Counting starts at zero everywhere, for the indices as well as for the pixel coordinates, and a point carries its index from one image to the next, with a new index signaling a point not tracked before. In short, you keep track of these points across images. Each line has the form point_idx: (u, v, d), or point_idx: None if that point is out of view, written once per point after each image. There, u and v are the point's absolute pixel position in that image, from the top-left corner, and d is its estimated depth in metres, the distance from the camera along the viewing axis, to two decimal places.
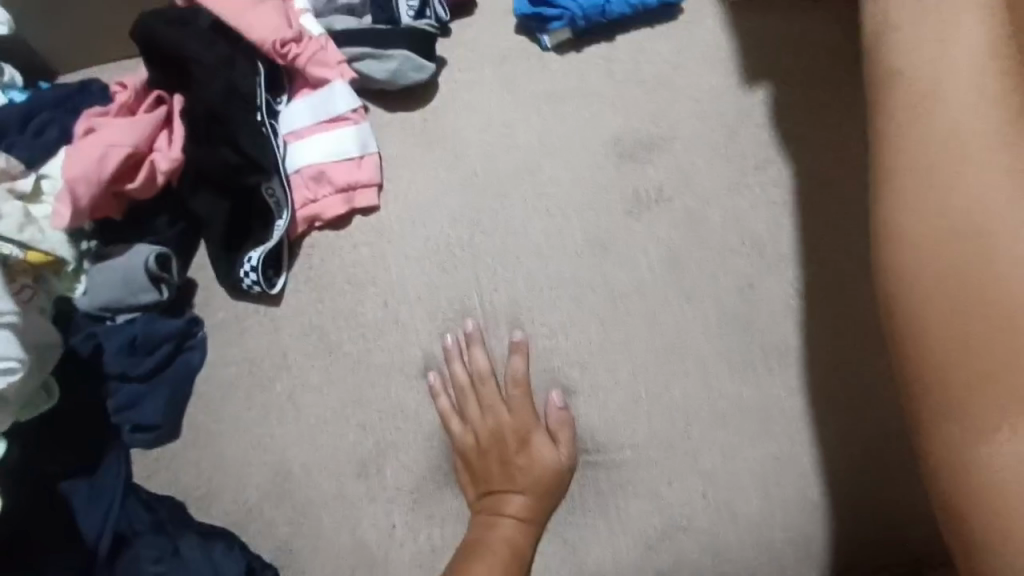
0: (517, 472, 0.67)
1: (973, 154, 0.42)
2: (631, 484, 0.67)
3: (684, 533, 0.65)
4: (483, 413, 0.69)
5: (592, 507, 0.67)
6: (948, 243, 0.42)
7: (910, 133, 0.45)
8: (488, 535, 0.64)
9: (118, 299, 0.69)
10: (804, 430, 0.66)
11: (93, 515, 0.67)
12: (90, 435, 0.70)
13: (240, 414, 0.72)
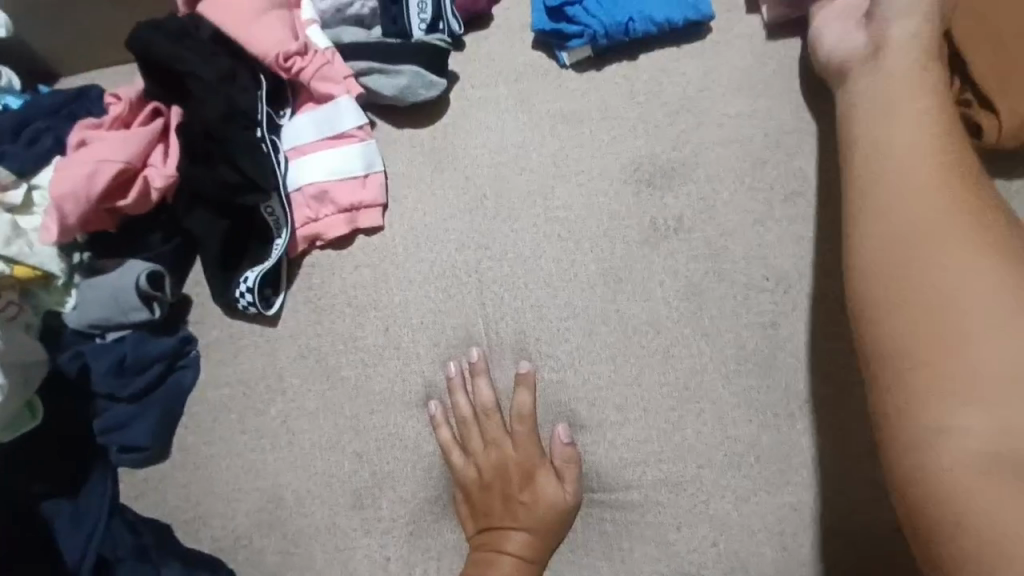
0: (519, 507, 0.64)
1: (940, 221, 0.47)
2: (639, 527, 0.63)
3: None
4: (486, 444, 0.66)
5: (595, 549, 0.64)
6: (930, 310, 0.45)
7: (882, 193, 0.51)
8: (486, 574, 0.61)
9: (108, 317, 0.66)
10: (824, 479, 0.62)
11: (76, 537, 0.65)
12: (76, 455, 0.67)
13: (232, 438, 0.69)
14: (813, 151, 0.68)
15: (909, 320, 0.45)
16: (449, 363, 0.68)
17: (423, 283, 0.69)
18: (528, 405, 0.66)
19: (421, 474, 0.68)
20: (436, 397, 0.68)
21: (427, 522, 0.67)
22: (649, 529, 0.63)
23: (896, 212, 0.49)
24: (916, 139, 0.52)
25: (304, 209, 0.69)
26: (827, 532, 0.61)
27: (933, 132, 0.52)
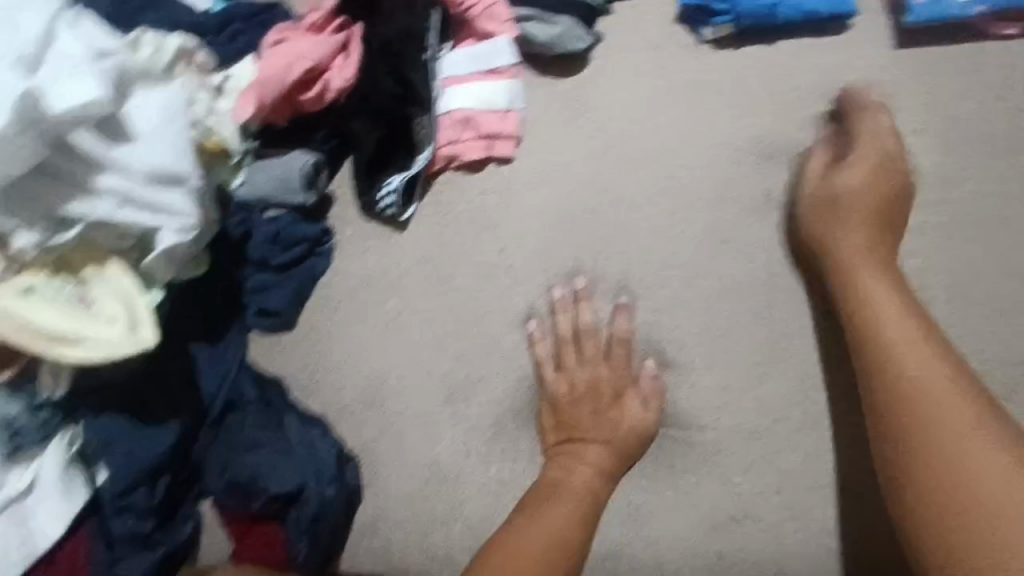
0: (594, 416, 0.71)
1: (913, 376, 0.60)
2: (708, 464, 0.69)
3: (751, 522, 0.68)
4: (581, 361, 0.72)
5: (661, 477, 0.70)
6: (911, 466, 0.57)
7: (893, 394, 0.60)
8: (564, 481, 0.68)
9: (271, 193, 0.75)
10: None
11: (212, 380, 0.74)
12: (221, 311, 0.76)
13: (351, 322, 0.78)
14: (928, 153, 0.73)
15: (920, 487, 0.56)
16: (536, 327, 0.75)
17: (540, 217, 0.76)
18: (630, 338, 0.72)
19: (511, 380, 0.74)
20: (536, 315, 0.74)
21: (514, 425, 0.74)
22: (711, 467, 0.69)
23: (908, 409, 0.59)
24: (891, 325, 0.62)
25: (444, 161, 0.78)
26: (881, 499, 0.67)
27: (892, 285, 0.65)
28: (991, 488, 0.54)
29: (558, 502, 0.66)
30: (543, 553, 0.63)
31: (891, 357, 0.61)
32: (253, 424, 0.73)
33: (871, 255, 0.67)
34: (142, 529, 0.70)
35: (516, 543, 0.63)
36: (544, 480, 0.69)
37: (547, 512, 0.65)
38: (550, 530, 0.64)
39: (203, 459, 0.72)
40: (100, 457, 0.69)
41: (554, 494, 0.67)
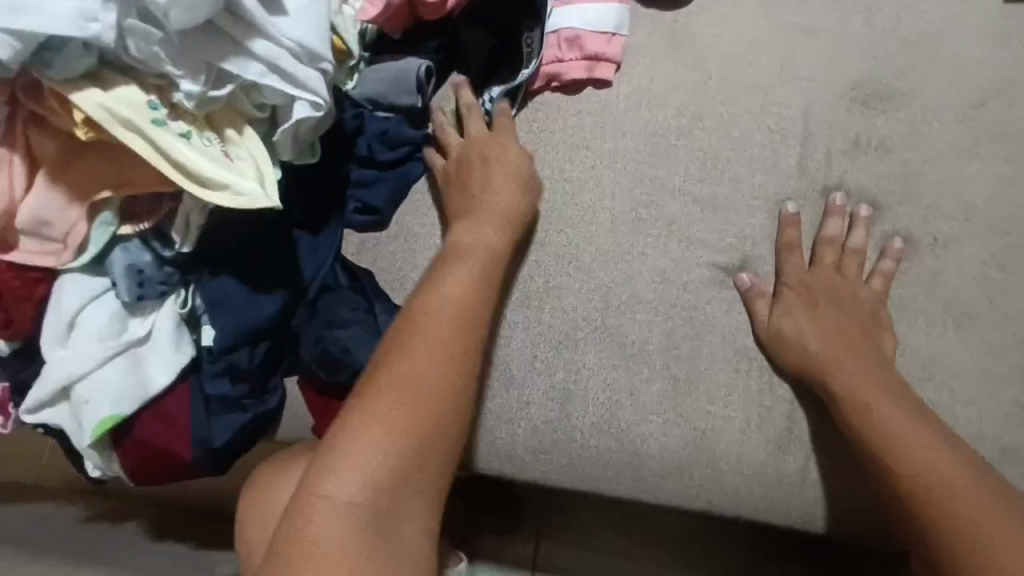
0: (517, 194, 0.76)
1: (900, 438, 0.64)
2: (780, 388, 0.73)
3: (820, 445, 0.72)
4: (485, 158, 0.77)
5: (734, 401, 0.74)
6: (948, 526, 0.60)
7: (913, 497, 0.62)
8: (467, 249, 0.71)
9: (383, 94, 0.80)
10: (959, 387, 0.69)
11: (312, 262, 0.79)
12: (325, 201, 0.81)
13: (439, 224, 0.82)
14: None
15: (960, 553, 0.59)
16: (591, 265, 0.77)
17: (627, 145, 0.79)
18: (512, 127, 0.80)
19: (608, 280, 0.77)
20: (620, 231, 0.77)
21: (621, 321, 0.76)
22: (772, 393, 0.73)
23: (920, 485, 0.62)
24: (888, 421, 0.65)
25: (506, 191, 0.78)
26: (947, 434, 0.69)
27: (875, 362, 0.69)
28: (1012, 538, 0.58)
29: (463, 272, 0.69)
30: (456, 318, 0.66)
31: (901, 461, 0.64)
32: (346, 304, 0.78)
33: (852, 333, 0.70)
34: (238, 391, 0.76)
35: (438, 323, 0.65)
36: (451, 251, 0.71)
37: (454, 274, 0.68)
38: (463, 297, 0.67)
39: (299, 332, 0.78)
40: (210, 316, 0.74)
41: (458, 262, 0.70)
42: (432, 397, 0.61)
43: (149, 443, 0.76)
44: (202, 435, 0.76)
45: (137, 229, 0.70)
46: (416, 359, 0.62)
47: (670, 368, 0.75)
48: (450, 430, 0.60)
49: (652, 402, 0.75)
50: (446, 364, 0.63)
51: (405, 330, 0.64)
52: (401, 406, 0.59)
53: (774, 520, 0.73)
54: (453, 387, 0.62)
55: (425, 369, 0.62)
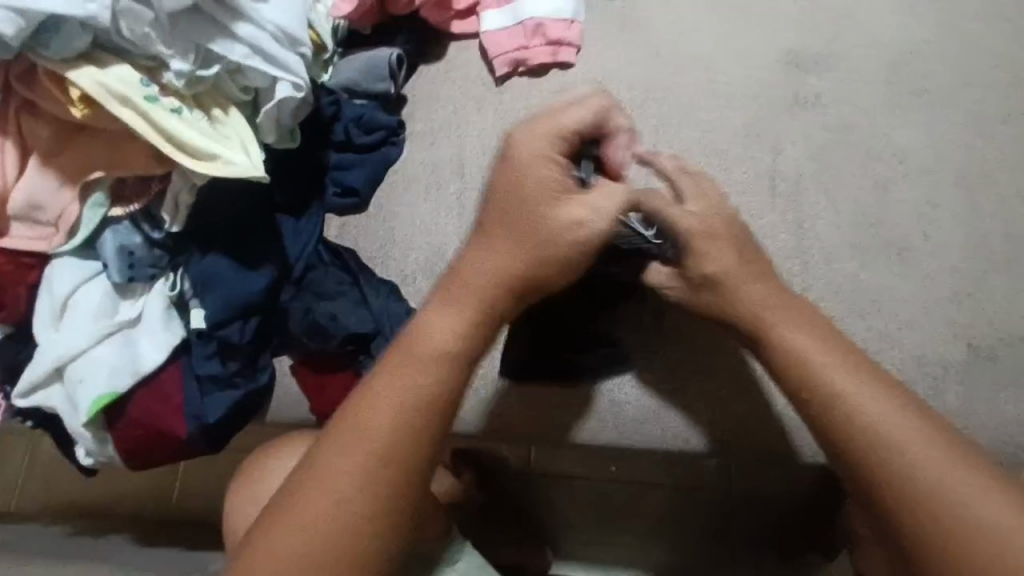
0: (528, 232, 0.65)
1: (861, 398, 0.59)
2: (740, 330, 0.80)
3: (784, 380, 0.79)
4: (497, 172, 0.66)
5: (700, 346, 0.80)
6: (906, 505, 0.55)
7: (878, 465, 0.56)
8: (427, 342, 0.62)
9: (359, 82, 0.86)
10: (906, 315, 0.76)
11: (297, 242, 0.83)
12: (305, 185, 0.85)
13: (416, 203, 0.87)
14: (943, 63, 0.83)
15: (927, 539, 0.54)
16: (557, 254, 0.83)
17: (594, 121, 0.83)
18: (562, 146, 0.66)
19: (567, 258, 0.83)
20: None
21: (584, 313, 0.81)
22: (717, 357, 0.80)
23: (868, 443, 0.57)
24: (853, 391, 0.59)
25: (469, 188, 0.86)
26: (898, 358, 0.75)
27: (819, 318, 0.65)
28: (973, 512, 0.53)
29: (425, 361, 0.61)
30: (390, 437, 0.59)
31: (862, 423, 0.58)
32: (333, 279, 0.83)
33: (759, 279, 0.66)
34: (229, 369, 0.79)
35: (375, 426, 0.59)
36: (417, 336, 0.62)
37: (411, 382, 0.61)
38: (418, 382, 0.61)
39: (286, 309, 0.81)
40: (200, 295, 0.78)
41: (413, 345, 0.62)
42: (348, 506, 0.57)
43: (143, 424, 0.77)
44: (196, 412, 0.78)
45: (127, 211, 0.73)
46: (344, 480, 0.58)
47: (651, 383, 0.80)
48: (385, 532, 0.58)
49: (636, 415, 0.80)
50: (367, 483, 0.58)
51: (343, 433, 0.59)
52: (327, 539, 0.56)
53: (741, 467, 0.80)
54: (364, 497, 0.58)
55: (343, 480, 0.58)
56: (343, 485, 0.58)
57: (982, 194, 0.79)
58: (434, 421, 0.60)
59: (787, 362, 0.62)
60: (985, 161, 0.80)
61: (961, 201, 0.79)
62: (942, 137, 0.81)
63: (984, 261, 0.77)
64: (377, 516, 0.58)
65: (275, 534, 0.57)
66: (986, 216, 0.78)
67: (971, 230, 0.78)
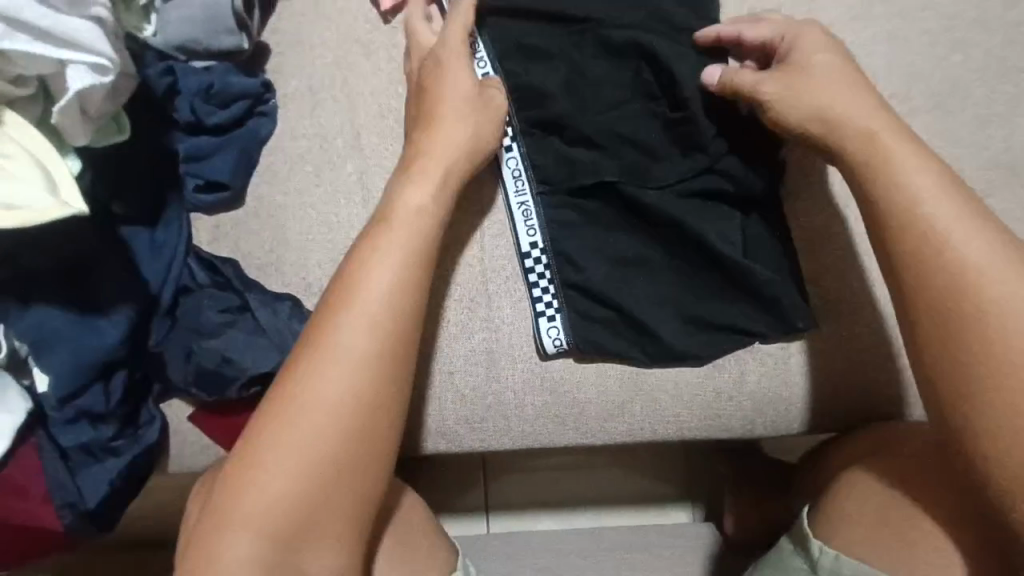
0: (447, 150, 0.63)
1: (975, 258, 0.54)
2: (712, 314, 0.68)
3: (751, 355, 0.70)
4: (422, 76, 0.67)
5: (671, 337, 0.68)
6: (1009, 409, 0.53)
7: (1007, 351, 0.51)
8: (365, 260, 0.58)
9: (195, 39, 0.64)
10: (877, 263, 0.70)
11: (156, 265, 0.65)
12: (154, 182, 0.66)
13: (308, 190, 0.69)
14: None
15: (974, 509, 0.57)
16: (504, 177, 0.70)
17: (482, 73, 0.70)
18: (488, 130, 0.65)
19: (511, 176, 0.70)
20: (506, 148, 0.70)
21: (546, 283, 0.70)
22: (693, 292, 0.69)
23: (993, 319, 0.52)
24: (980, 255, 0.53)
25: None
26: (870, 313, 0.70)
27: None
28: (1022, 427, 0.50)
29: (365, 296, 0.57)
30: (353, 370, 0.55)
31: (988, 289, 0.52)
32: (211, 306, 0.66)
33: None
34: (103, 435, 0.63)
35: (311, 384, 0.54)
36: (358, 253, 0.59)
37: (345, 327, 0.56)
38: (356, 332, 0.56)
39: (161, 351, 0.65)
40: (35, 357, 0.60)
41: (347, 303, 0.57)
42: (313, 459, 0.53)
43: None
44: (66, 499, 0.62)
45: None
46: (290, 428, 0.53)
47: (610, 343, 0.69)
48: (360, 472, 0.54)
49: (600, 401, 0.70)
50: (328, 432, 0.53)
51: (289, 379, 0.55)
52: (278, 491, 0.52)
53: (731, 434, 0.72)
54: (328, 448, 0.53)
55: (304, 431, 0.53)
56: (285, 444, 0.53)
57: (957, 117, 0.70)
58: (383, 377, 0.56)
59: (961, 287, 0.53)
60: (958, 78, 0.70)
61: (946, 127, 0.70)
62: (914, 52, 0.71)
63: None
64: (320, 479, 0.53)
65: (228, 480, 0.53)
66: (971, 141, 0.70)
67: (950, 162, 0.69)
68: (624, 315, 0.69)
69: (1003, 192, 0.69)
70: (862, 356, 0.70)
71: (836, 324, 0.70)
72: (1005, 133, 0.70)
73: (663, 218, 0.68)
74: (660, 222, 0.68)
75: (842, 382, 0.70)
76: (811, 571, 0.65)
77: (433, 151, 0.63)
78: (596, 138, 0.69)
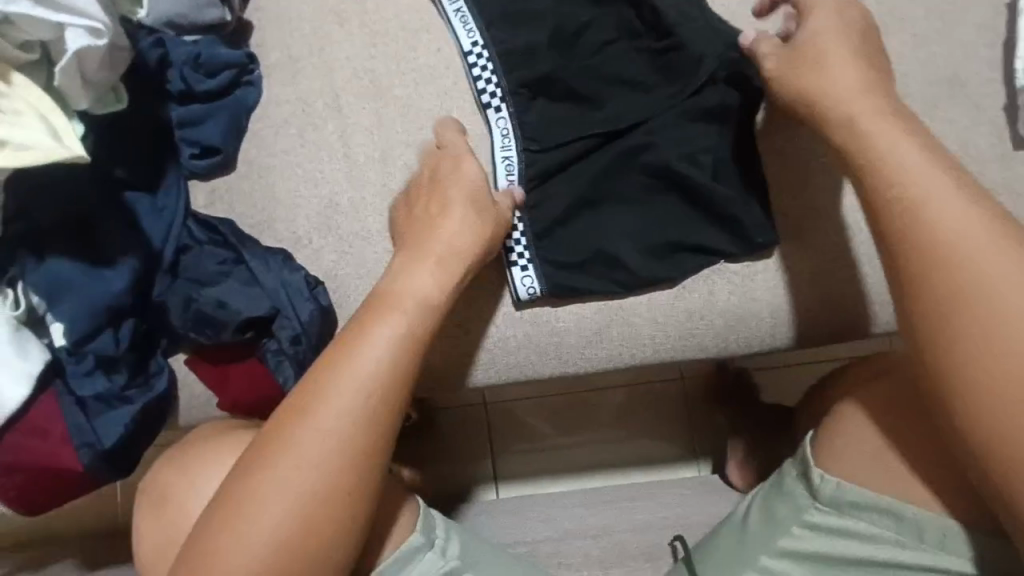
0: (451, 244, 0.67)
1: (970, 250, 0.55)
2: (678, 236, 0.72)
3: (719, 275, 0.73)
4: (437, 173, 0.70)
5: (639, 260, 0.72)
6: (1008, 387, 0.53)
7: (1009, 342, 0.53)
8: (348, 345, 0.61)
9: (181, 14, 0.71)
10: (836, 182, 0.73)
11: (157, 225, 0.70)
12: (152, 150, 0.71)
13: (294, 150, 0.75)
14: None
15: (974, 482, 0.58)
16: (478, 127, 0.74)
17: (447, 31, 0.75)
18: (495, 227, 0.69)
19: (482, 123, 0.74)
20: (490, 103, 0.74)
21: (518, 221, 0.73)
22: (659, 221, 0.73)
23: (989, 308, 0.54)
24: (974, 245, 0.55)
25: (412, 63, 0.75)
26: (831, 231, 0.73)
27: None
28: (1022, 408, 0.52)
29: (337, 380, 0.60)
30: (323, 448, 0.58)
31: (981, 279, 0.55)
32: (211, 259, 0.71)
33: None
34: (116, 383, 0.68)
35: (283, 460, 0.58)
36: (343, 336, 0.62)
37: (316, 411, 0.59)
38: (347, 397, 0.59)
39: (163, 303, 0.70)
40: (51, 310, 0.66)
41: (323, 386, 0.60)
42: (284, 532, 0.57)
43: (28, 467, 0.68)
44: (86, 441, 0.67)
45: None
46: (262, 501, 0.57)
47: (588, 281, 0.73)
48: (329, 542, 0.58)
49: (578, 329, 0.74)
50: (297, 507, 0.57)
51: (264, 454, 0.58)
52: (249, 559, 0.56)
53: (706, 355, 0.75)
54: (297, 521, 0.57)
55: (275, 505, 0.57)
56: (257, 517, 0.57)
57: (898, 37, 0.73)
58: (369, 444, 0.59)
59: (946, 269, 0.56)
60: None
61: (889, 47, 0.73)
62: None
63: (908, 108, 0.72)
64: (290, 551, 0.57)
65: (201, 542, 0.57)
66: (915, 60, 0.73)
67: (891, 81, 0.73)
68: (596, 271, 0.73)
69: (947, 106, 0.72)
70: (826, 271, 0.73)
71: (798, 242, 0.73)
72: (941, 47, 0.73)
73: (619, 152, 0.72)
74: (622, 157, 0.73)
75: (811, 298, 0.73)
76: (812, 498, 0.68)
77: (437, 226, 0.67)
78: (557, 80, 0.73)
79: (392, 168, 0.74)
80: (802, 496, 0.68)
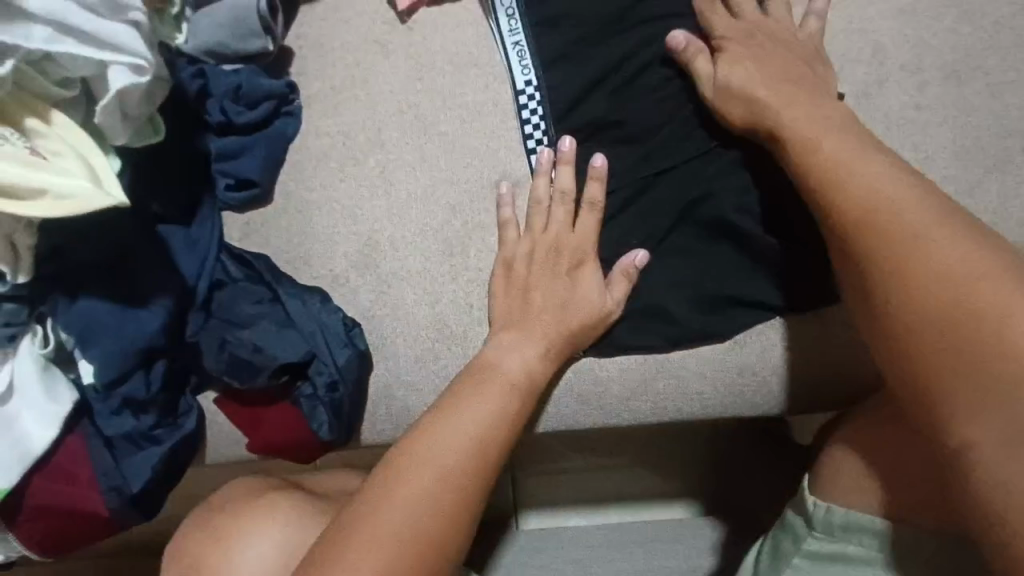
0: (557, 316, 0.66)
1: (878, 182, 0.55)
2: (733, 290, 0.69)
3: (773, 331, 0.70)
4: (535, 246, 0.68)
5: (690, 311, 0.69)
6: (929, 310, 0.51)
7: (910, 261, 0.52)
8: (444, 412, 0.61)
9: (225, 43, 0.68)
10: None
11: (191, 259, 0.68)
12: (188, 181, 0.69)
13: (332, 184, 0.72)
14: None
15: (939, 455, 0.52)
16: (525, 167, 0.71)
17: (496, 66, 0.73)
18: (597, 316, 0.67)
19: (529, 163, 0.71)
20: (540, 140, 0.71)
21: None
22: (711, 272, 0.69)
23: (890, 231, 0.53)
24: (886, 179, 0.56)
25: (456, 96, 0.72)
26: None
27: None
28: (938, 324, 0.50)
29: (435, 445, 0.59)
30: (416, 510, 0.56)
31: (889, 209, 0.54)
32: (246, 298, 0.68)
33: None
34: (143, 424, 0.66)
35: (373, 523, 0.55)
36: (440, 403, 0.62)
37: (409, 473, 0.58)
38: (445, 449, 0.59)
39: (197, 343, 0.67)
40: (81, 350, 0.64)
41: (419, 452, 0.59)
42: None
43: (51, 510, 0.65)
44: (113, 484, 0.65)
45: None
46: (346, 565, 0.53)
47: (638, 334, 0.70)
48: None
49: (623, 382, 0.71)
50: (381, 575, 0.53)
51: (351, 517, 0.56)
52: None
53: (754, 412, 0.72)
54: None
55: (359, 568, 0.53)
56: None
57: (972, 86, 0.69)
58: (462, 497, 0.58)
59: (864, 204, 0.55)
60: (972, 48, 0.70)
61: (961, 98, 0.69)
62: (923, 23, 0.70)
63: (983, 161, 0.69)
64: None
65: None
66: (988, 112, 0.69)
67: (964, 132, 0.69)
68: (656, 326, 0.69)
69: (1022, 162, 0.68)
70: None
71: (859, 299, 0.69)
72: (1017, 98, 0.69)
73: (673, 199, 0.69)
74: (675, 204, 0.69)
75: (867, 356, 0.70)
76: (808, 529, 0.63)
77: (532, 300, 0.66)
78: (610, 122, 0.70)
79: (434, 206, 0.71)
80: (801, 527, 0.63)
